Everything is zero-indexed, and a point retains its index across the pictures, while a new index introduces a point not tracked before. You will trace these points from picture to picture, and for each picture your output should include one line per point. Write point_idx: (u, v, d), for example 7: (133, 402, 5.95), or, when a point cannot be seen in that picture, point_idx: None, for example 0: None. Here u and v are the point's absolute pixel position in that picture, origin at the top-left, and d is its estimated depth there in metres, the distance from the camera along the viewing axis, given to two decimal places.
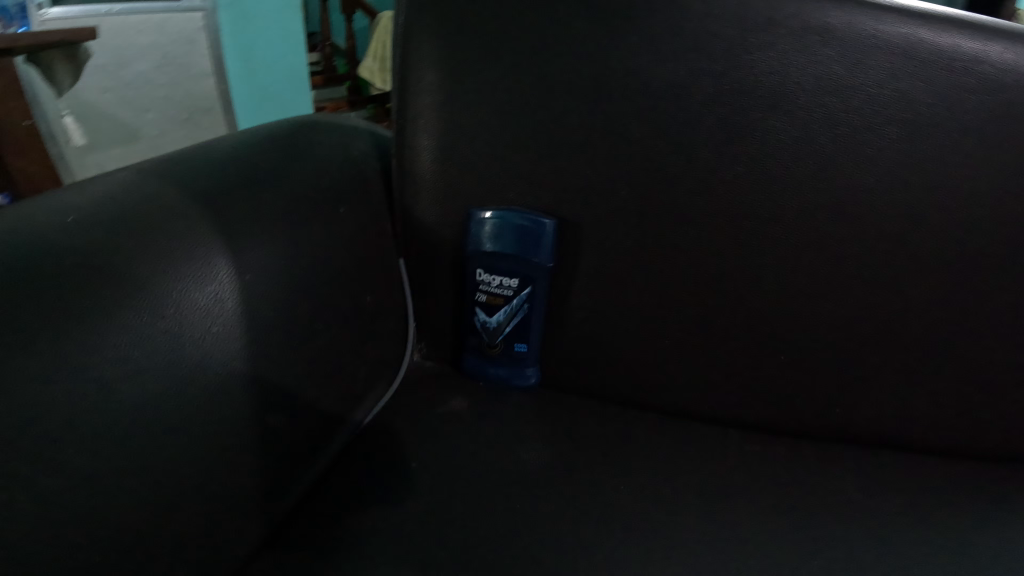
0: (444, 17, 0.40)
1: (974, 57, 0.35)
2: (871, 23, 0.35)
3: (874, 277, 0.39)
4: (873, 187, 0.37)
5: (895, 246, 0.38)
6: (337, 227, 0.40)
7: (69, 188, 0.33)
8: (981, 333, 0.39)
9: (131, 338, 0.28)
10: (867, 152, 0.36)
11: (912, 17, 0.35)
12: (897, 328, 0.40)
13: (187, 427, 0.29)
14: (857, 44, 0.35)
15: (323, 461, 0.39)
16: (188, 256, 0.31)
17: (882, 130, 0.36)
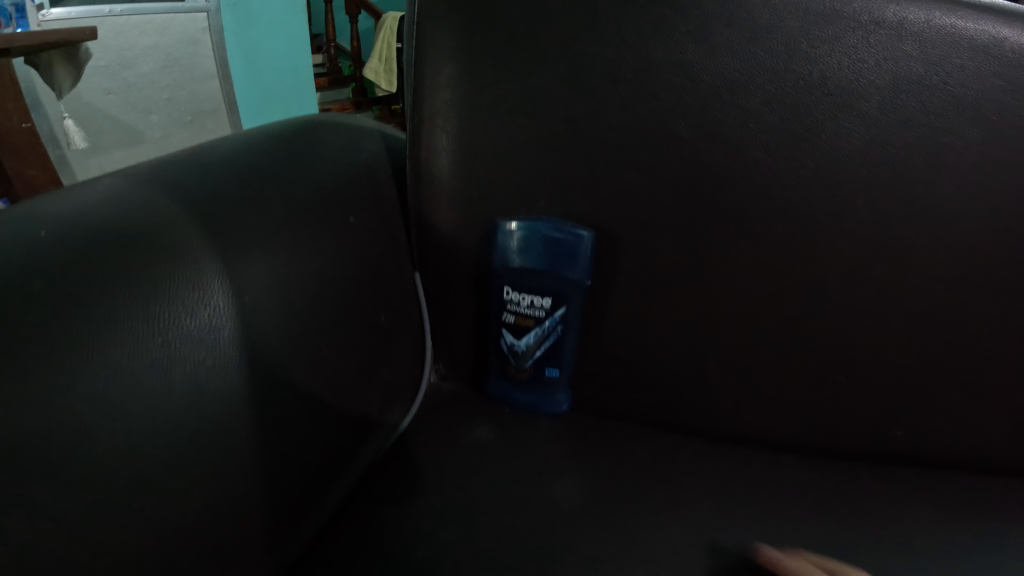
0: (469, 8, 0.36)
1: None
2: (950, 18, 0.31)
3: (949, 292, 0.35)
4: (951, 190, 0.33)
5: (973, 255, 0.34)
6: (351, 238, 0.37)
7: (45, 196, 0.30)
8: None
9: (113, 373, 0.24)
10: (947, 154, 0.32)
11: (992, 15, 0.31)
12: (971, 347, 0.36)
13: (182, 471, 0.25)
14: (935, 39, 0.31)
15: (336, 495, 0.35)
16: (179, 276, 0.27)
17: (964, 131, 0.32)
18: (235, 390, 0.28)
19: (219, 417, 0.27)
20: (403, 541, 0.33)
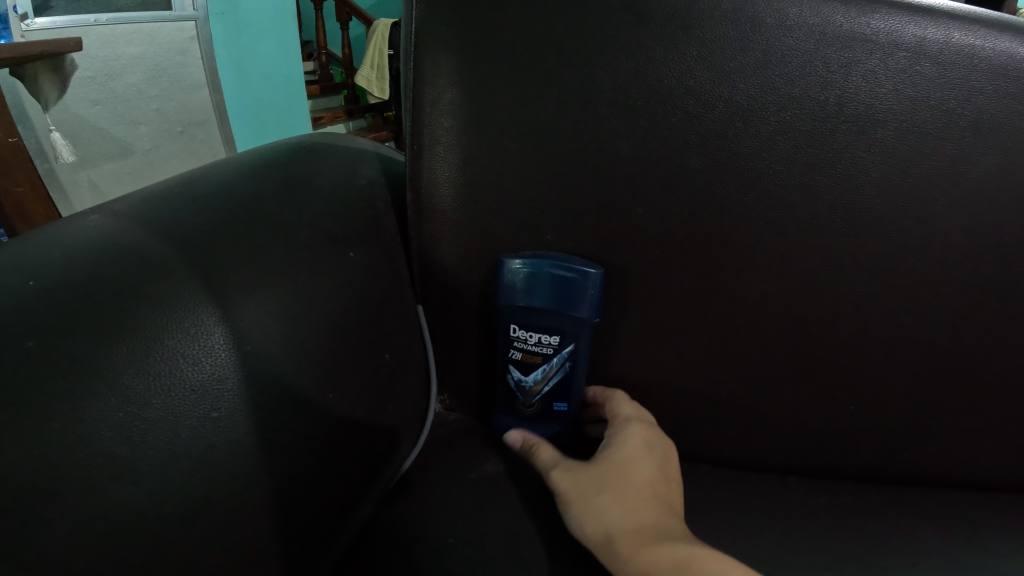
0: (472, 34, 0.35)
1: None
2: (969, 38, 0.31)
3: (967, 318, 0.34)
4: (968, 213, 0.33)
5: (990, 280, 0.33)
6: (351, 273, 0.36)
7: (21, 241, 0.28)
8: None
9: (110, 436, 0.22)
10: (964, 183, 0.32)
11: (1011, 31, 0.31)
12: (989, 371, 0.35)
13: (185, 538, 0.24)
14: (954, 60, 0.31)
15: (344, 542, 0.34)
16: (176, 325, 0.26)
17: (980, 158, 0.32)
18: (236, 446, 0.26)
19: (225, 476, 0.26)
20: None
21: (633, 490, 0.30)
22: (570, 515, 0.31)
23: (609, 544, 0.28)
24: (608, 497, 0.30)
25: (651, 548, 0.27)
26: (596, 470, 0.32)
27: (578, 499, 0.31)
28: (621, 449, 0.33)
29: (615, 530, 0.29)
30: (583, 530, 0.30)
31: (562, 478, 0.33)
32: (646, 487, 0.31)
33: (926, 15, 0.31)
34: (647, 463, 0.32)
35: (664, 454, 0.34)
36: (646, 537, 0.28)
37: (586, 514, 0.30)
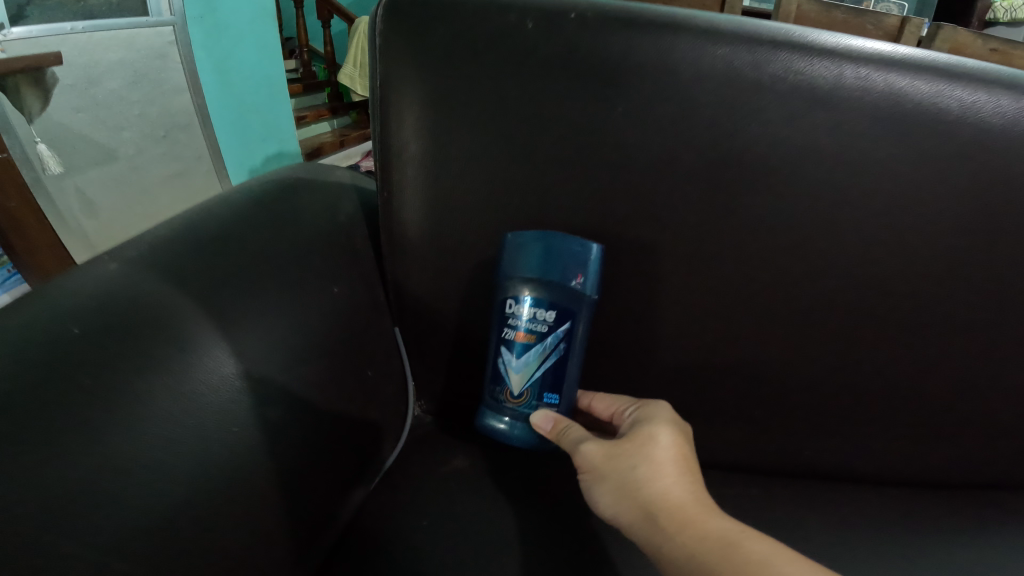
0: (433, 92, 0.42)
1: (956, 108, 0.38)
2: (859, 73, 0.38)
3: (839, 331, 0.43)
4: (830, 249, 0.41)
5: (852, 302, 0.42)
6: (335, 303, 0.42)
7: (39, 291, 0.32)
8: (930, 373, 0.43)
9: (155, 456, 0.28)
10: (827, 224, 0.41)
11: (901, 66, 0.38)
12: (858, 372, 0.44)
13: (215, 530, 0.30)
14: (845, 95, 0.38)
15: (339, 532, 0.40)
16: (196, 361, 0.32)
17: (843, 202, 0.40)
18: (257, 452, 0.33)
19: (244, 480, 0.32)
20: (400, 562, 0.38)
21: (673, 469, 0.35)
22: (612, 489, 0.36)
23: (649, 521, 0.33)
24: (648, 478, 0.34)
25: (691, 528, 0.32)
26: (632, 454, 0.36)
27: (623, 476, 0.36)
28: (656, 429, 0.38)
29: (658, 509, 0.33)
30: (626, 504, 0.35)
31: (607, 454, 0.37)
32: (681, 466, 0.35)
33: (822, 56, 0.38)
34: (680, 443, 0.37)
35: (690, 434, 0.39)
36: (684, 517, 0.33)
37: (632, 489, 0.35)
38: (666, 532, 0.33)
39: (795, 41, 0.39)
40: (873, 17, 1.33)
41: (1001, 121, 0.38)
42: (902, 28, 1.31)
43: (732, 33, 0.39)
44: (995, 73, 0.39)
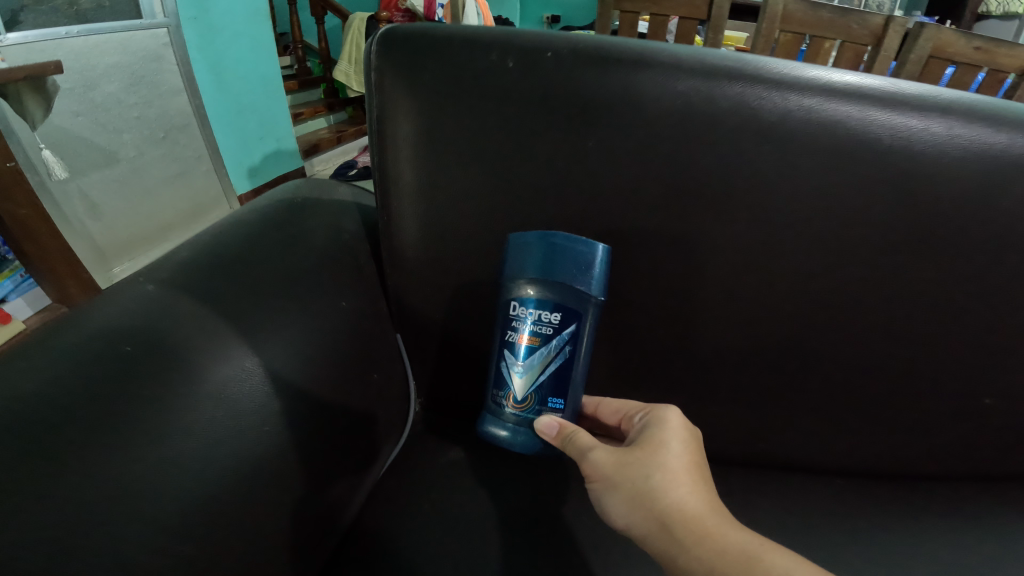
0: (422, 132, 0.49)
1: (895, 131, 0.43)
2: (803, 102, 0.44)
3: (772, 338, 0.50)
4: (766, 268, 0.48)
5: (784, 311, 0.49)
6: (347, 317, 0.49)
7: (91, 308, 0.38)
8: (852, 373, 0.51)
9: (205, 447, 0.36)
10: (765, 243, 0.47)
11: (842, 95, 0.43)
12: (788, 374, 0.52)
13: (259, 506, 0.38)
14: (790, 120, 0.44)
15: (353, 512, 0.49)
16: (229, 368, 0.39)
17: (777, 226, 0.46)
18: (286, 443, 0.41)
19: (277, 465, 0.40)
20: (403, 534, 0.48)
21: (685, 482, 0.38)
22: (625, 497, 0.39)
23: (662, 529, 0.37)
24: (661, 489, 0.38)
25: (703, 539, 0.35)
26: (643, 464, 0.39)
27: (635, 488, 0.38)
28: (666, 442, 0.40)
29: (671, 520, 0.37)
30: (640, 512, 0.38)
31: (616, 466, 0.40)
32: (692, 477, 0.38)
33: (770, 89, 0.44)
34: (689, 453, 0.40)
35: (698, 442, 0.42)
36: (697, 528, 0.36)
37: (648, 501, 0.38)
38: (681, 543, 0.36)
39: (748, 73, 0.44)
40: (858, 17, 1.39)
41: (936, 140, 0.43)
42: (886, 28, 1.38)
43: (690, 69, 0.44)
44: (938, 97, 0.44)
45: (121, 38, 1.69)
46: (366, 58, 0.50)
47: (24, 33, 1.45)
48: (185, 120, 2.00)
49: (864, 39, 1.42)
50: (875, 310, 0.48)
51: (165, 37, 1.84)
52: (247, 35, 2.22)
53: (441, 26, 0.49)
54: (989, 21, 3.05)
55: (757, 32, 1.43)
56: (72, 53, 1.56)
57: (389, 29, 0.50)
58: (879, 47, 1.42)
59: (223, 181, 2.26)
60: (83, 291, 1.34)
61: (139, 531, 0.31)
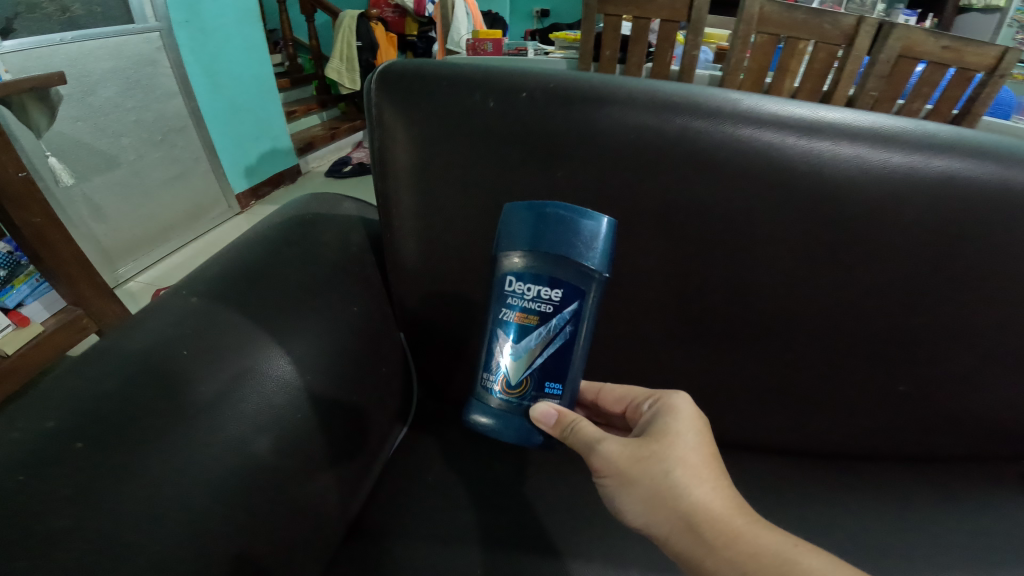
0: (416, 165, 0.58)
1: (814, 154, 0.51)
2: (733, 128, 0.52)
3: (715, 338, 0.60)
4: (707, 279, 0.57)
5: (725, 315, 0.58)
6: (357, 324, 0.58)
7: (147, 319, 0.47)
8: (784, 366, 0.60)
9: (251, 429, 0.45)
10: (706, 257, 0.56)
11: (767, 123, 0.51)
12: (731, 368, 0.61)
13: (294, 479, 0.47)
14: (722, 145, 0.52)
15: (368, 487, 0.60)
16: (265, 364, 0.48)
17: (715, 244, 0.55)
18: (312, 427, 0.50)
19: (307, 444, 0.49)
20: (409, 507, 0.58)
21: (703, 479, 0.41)
22: (644, 492, 0.42)
23: (683, 524, 0.40)
24: (681, 485, 0.41)
25: (732, 537, 0.39)
26: (661, 459, 0.42)
27: (655, 485, 0.41)
28: (681, 439, 0.43)
29: (696, 518, 0.40)
30: (660, 508, 0.41)
31: (633, 463, 0.42)
32: (708, 473, 0.42)
33: (709, 119, 0.52)
34: (704, 449, 0.43)
35: (709, 436, 0.45)
36: (723, 527, 0.39)
37: (669, 498, 0.41)
38: (709, 542, 0.39)
39: (687, 107, 0.53)
40: (831, 17, 1.42)
41: (852, 160, 0.50)
42: (857, 29, 1.43)
43: (642, 104, 0.53)
44: (855, 123, 0.51)
45: (115, 44, 1.73)
46: (368, 92, 0.58)
47: (20, 41, 1.48)
48: (181, 122, 2.05)
49: (837, 40, 1.47)
50: (799, 314, 0.57)
51: (158, 40, 1.88)
52: (238, 36, 2.26)
53: (433, 63, 0.57)
54: (970, 15, 3.18)
55: (736, 35, 1.49)
56: (67, 60, 1.60)
57: (387, 65, 0.59)
58: (850, 47, 1.46)
59: (220, 182, 2.32)
60: (95, 293, 1.41)
61: (209, 499, 0.40)
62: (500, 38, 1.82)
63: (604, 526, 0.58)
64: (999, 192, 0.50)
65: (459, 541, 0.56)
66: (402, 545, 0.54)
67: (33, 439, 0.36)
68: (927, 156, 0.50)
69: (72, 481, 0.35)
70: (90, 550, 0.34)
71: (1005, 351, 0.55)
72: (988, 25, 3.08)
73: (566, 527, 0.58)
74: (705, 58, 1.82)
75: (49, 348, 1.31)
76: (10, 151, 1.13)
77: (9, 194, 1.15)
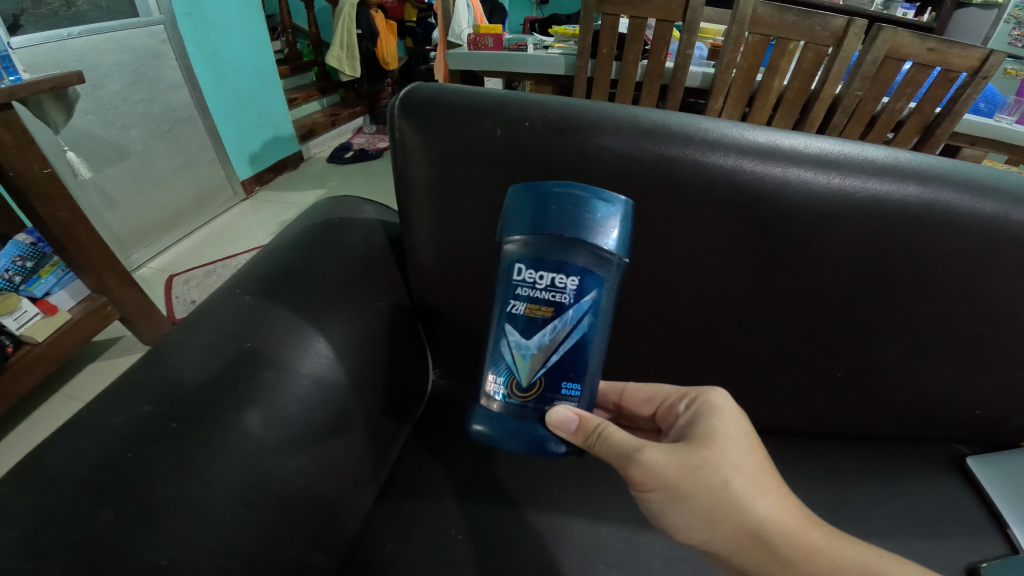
0: (430, 186, 0.67)
1: (764, 177, 0.59)
2: (694, 154, 0.60)
3: (685, 335, 0.70)
4: (679, 287, 0.66)
5: (693, 316, 0.68)
6: (380, 320, 0.70)
7: (213, 323, 0.58)
8: (746, 361, 0.70)
9: (304, 403, 0.56)
10: (677, 270, 0.65)
11: (726, 151, 0.60)
12: (698, 359, 0.72)
13: (338, 447, 0.59)
14: (686, 169, 0.60)
15: (393, 456, 0.72)
16: (309, 349, 0.59)
17: (685, 259, 0.64)
18: (350, 404, 0.61)
19: (347, 416, 0.61)
20: (426, 477, 0.70)
21: (764, 492, 0.43)
22: (700, 503, 0.43)
23: (748, 535, 0.42)
24: (743, 498, 0.42)
25: (807, 552, 0.41)
26: (716, 469, 0.43)
27: (714, 496, 0.43)
28: (731, 445, 0.45)
29: (764, 531, 0.42)
30: (723, 520, 0.42)
31: (682, 474, 0.43)
32: (766, 483, 0.44)
33: (674, 145, 0.60)
34: (756, 458, 0.45)
35: (757, 439, 0.46)
36: (798, 543, 0.42)
37: (733, 513, 0.42)
38: (783, 557, 0.41)
39: (656, 135, 0.61)
40: (821, 19, 1.46)
41: (798, 182, 0.58)
42: (846, 30, 1.47)
43: (621, 131, 0.61)
44: (801, 149, 0.59)
45: (122, 36, 1.76)
46: (392, 117, 0.67)
47: (28, 36, 1.48)
48: (187, 113, 2.09)
49: (827, 41, 1.50)
50: (757, 318, 0.67)
51: (162, 33, 1.91)
52: (239, 26, 2.28)
53: (447, 91, 0.66)
54: (969, 10, 3.20)
55: (728, 34, 1.57)
56: (76, 54, 1.62)
57: (408, 90, 0.67)
58: (840, 48, 1.50)
59: (226, 169, 2.38)
60: (118, 282, 1.47)
61: (273, 468, 0.51)
62: (501, 33, 1.86)
63: (589, 491, 0.70)
64: (927, 211, 0.57)
65: (469, 505, 0.67)
66: (422, 505, 0.66)
67: (137, 420, 0.47)
68: (863, 180, 0.58)
69: (171, 457, 0.46)
70: (191, 510, 0.45)
71: (933, 348, 0.65)
72: (986, 20, 3.09)
73: (559, 491, 0.69)
74: (699, 54, 1.87)
75: (75, 336, 1.38)
76: (35, 148, 1.19)
77: (36, 190, 1.20)
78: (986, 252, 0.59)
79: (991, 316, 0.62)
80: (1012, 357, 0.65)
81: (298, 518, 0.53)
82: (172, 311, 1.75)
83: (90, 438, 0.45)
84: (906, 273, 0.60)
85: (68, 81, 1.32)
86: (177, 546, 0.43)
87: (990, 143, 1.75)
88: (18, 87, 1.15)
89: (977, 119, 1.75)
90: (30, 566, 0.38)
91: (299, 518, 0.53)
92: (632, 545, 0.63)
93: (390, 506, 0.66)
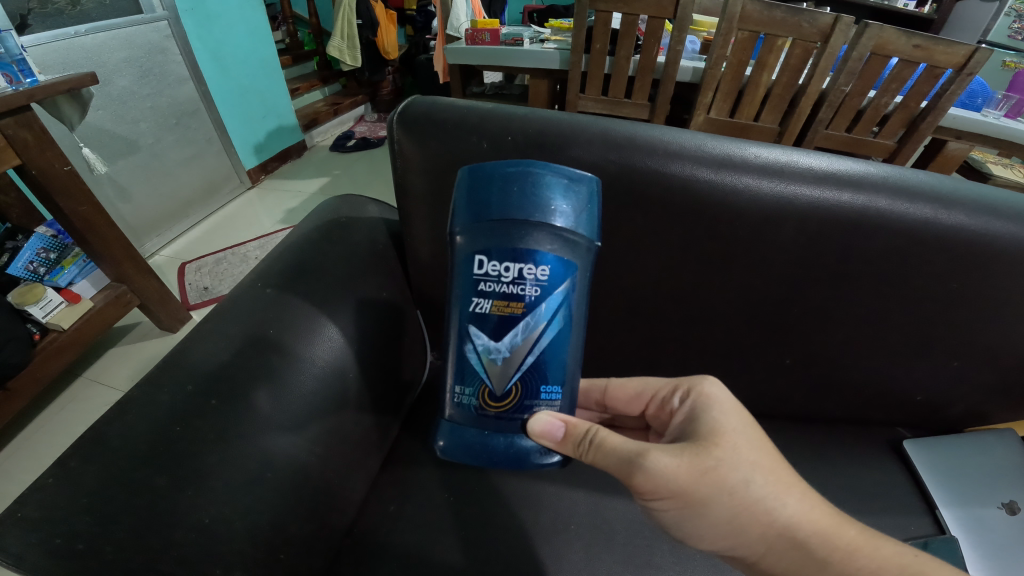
0: (428, 192, 0.75)
1: (718, 186, 0.66)
2: (656, 163, 0.67)
3: (654, 323, 0.79)
4: (648, 282, 0.75)
5: (661, 308, 0.77)
6: (384, 314, 0.78)
7: (237, 316, 0.66)
8: (707, 345, 0.80)
9: (325, 394, 0.66)
10: (647, 268, 0.73)
11: (685, 161, 0.67)
12: (666, 343, 0.81)
13: (348, 424, 0.68)
14: (649, 176, 0.67)
15: (395, 432, 0.81)
16: (324, 339, 0.68)
17: (655, 260, 0.72)
18: (360, 389, 0.71)
19: (357, 400, 0.70)
20: (424, 451, 0.80)
21: (786, 491, 0.48)
22: (723, 502, 0.47)
23: (775, 530, 0.48)
24: (771, 501, 0.47)
25: (844, 551, 0.47)
26: (734, 469, 0.47)
27: (735, 495, 0.47)
28: (740, 443, 0.48)
29: (796, 531, 0.48)
30: (753, 520, 0.48)
31: (694, 474, 0.47)
32: (781, 476, 0.48)
33: (639, 154, 0.68)
34: (764, 454, 0.49)
35: (762, 435, 0.50)
36: (834, 542, 0.48)
37: (765, 513, 0.47)
38: (820, 558, 0.47)
39: (622, 144, 0.68)
40: (809, 16, 1.50)
41: (749, 189, 0.66)
42: (833, 27, 1.50)
43: (595, 143, 0.68)
44: (752, 158, 0.67)
45: (127, 34, 1.80)
46: (392, 129, 0.74)
47: (37, 35, 1.52)
48: (193, 107, 2.15)
49: (813, 37, 1.54)
50: (715, 310, 0.76)
51: (166, 29, 1.95)
52: (241, 18, 2.33)
53: (441, 106, 0.73)
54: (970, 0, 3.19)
55: (717, 29, 1.59)
56: (83, 52, 1.66)
57: (407, 104, 0.74)
58: (827, 45, 1.54)
59: (232, 159, 2.44)
60: (137, 271, 1.54)
61: (293, 444, 0.61)
62: (497, 28, 1.91)
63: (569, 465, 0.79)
64: (864, 216, 0.65)
65: (461, 474, 0.77)
66: (419, 473, 0.76)
67: (179, 402, 0.56)
68: (804, 188, 0.65)
69: (210, 432, 0.55)
70: (227, 479, 0.54)
71: (869, 338, 0.73)
72: (987, 13, 3.10)
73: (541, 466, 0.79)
74: (692, 48, 1.93)
75: (98, 323, 1.45)
76: (56, 147, 1.25)
77: (57, 186, 1.26)
78: (920, 257, 0.66)
79: (924, 313, 0.70)
80: (943, 348, 0.73)
81: (317, 485, 0.63)
82: (185, 297, 1.84)
83: (141, 418, 0.55)
84: (846, 273, 0.68)
85: (83, 81, 1.37)
86: (216, 507, 0.53)
87: (976, 138, 1.78)
88: (37, 87, 1.20)
89: (964, 113, 1.78)
90: (100, 525, 0.47)
91: (319, 485, 0.63)
92: (599, 508, 0.73)
93: (392, 474, 0.76)
